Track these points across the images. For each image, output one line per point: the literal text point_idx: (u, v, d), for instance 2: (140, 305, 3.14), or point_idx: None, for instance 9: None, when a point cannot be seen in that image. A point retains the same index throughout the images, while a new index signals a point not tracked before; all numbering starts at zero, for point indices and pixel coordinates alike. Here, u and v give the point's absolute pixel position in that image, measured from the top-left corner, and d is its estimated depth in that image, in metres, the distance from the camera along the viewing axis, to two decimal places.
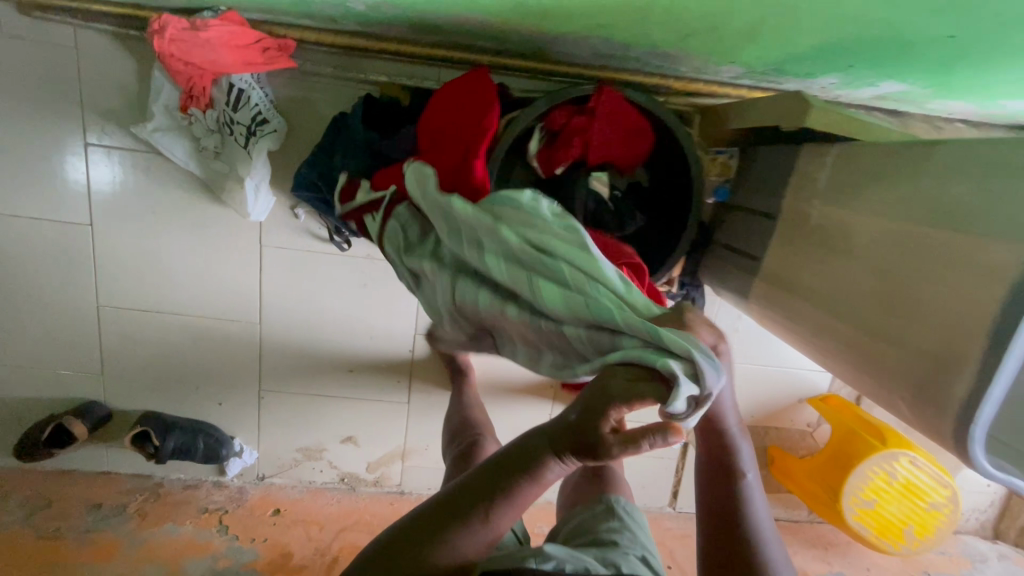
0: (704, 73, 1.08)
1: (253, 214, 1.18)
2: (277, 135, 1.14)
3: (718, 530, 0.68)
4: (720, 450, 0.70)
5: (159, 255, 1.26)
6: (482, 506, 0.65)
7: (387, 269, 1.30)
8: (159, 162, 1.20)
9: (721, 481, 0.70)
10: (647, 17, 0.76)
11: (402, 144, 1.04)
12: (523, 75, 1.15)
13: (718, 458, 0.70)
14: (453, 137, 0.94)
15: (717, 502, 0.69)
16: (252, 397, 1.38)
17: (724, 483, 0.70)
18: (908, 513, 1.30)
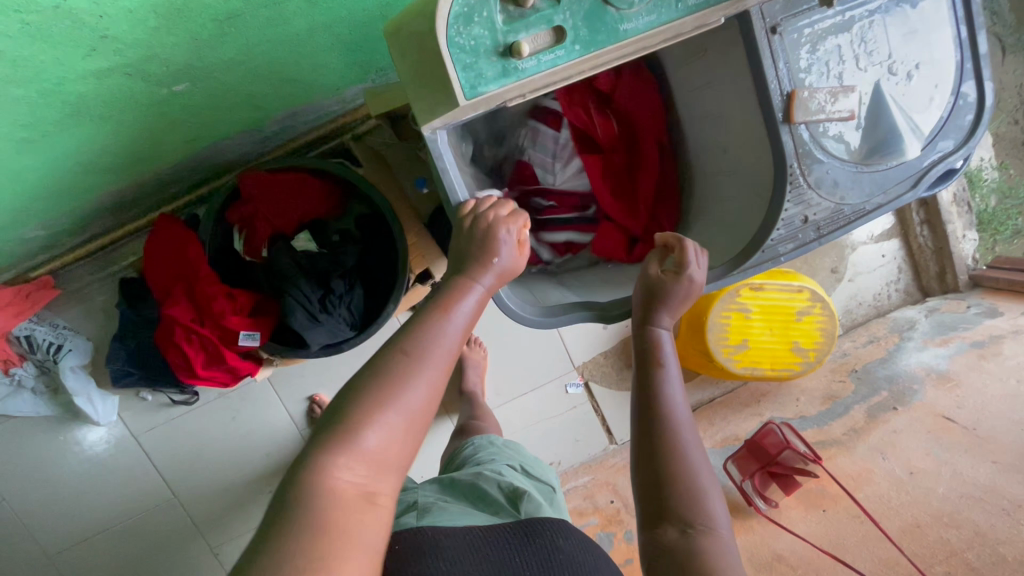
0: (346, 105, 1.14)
1: (102, 418, 1.35)
2: (79, 348, 1.30)
3: (649, 430, 0.66)
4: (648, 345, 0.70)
5: (68, 490, 1.42)
6: (365, 388, 0.51)
7: (241, 395, 1.42)
8: (17, 422, 1.37)
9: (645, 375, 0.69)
10: (199, 122, 0.88)
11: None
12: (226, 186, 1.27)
13: (648, 357, 0.70)
14: (168, 281, 1.09)
15: (649, 396, 0.68)
16: (210, 557, 1.51)
17: (649, 380, 0.69)
18: (785, 332, 1.30)
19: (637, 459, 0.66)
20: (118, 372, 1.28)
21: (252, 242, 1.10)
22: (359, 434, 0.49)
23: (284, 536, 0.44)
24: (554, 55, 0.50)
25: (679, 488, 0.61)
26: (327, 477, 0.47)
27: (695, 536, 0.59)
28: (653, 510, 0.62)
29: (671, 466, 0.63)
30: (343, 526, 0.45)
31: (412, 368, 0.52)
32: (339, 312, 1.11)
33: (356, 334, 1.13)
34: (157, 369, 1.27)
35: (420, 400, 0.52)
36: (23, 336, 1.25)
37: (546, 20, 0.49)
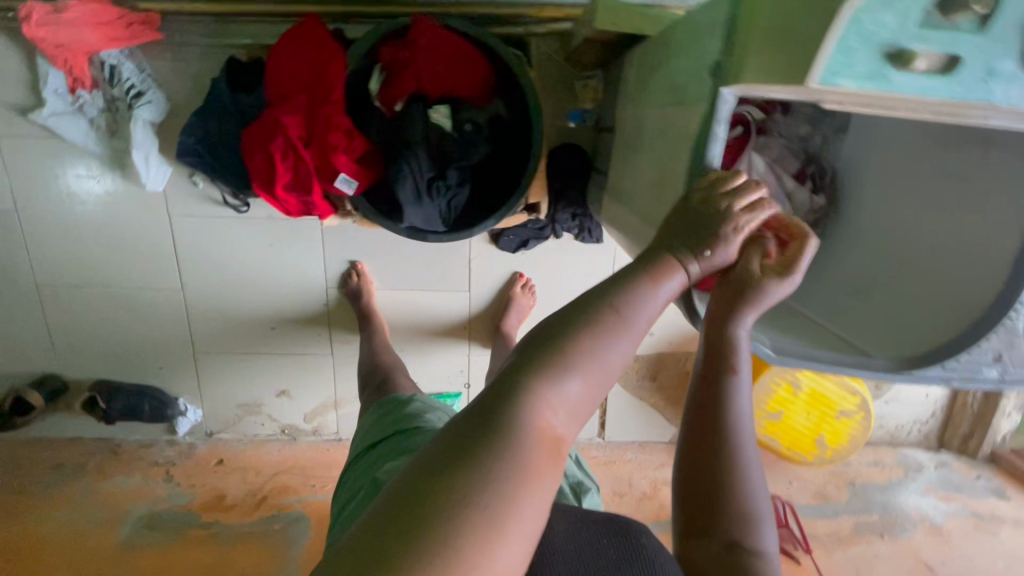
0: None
1: (149, 184, 1.26)
2: (157, 104, 1.20)
3: (710, 448, 0.63)
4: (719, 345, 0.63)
5: (83, 233, 1.35)
6: (563, 343, 0.48)
7: (289, 227, 1.36)
8: (62, 145, 1.28)
9: (711, 380, 0.64)
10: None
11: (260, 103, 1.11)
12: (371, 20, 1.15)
13: (721, 365, 0.63)
14: (290, 86, 1.00)
15: (714, 414, 0.63)
16: (190, 360, 1.49)
17: (717, 391, 0.63)
18: (817, 422, 1.30)
19: (683, 467, 0.65)
20: (187, 148, 1.20)
21: (390, 89, 1.01)
22: (556, 382, 0.47)
23: (494, 481, 0.41)
24: (930, 84, 0.48)
25: (731, 507, 0.62)
26: (533, 418, 0.45)
27: (739, 556, 0.60)
28: (699, 519, 0.63)
29: (728, 485, 0.62)
30: (532, 476, 0.43)
31: (613, 330, 0.50)
32: (440, 202, 1.05)
33: (447, 232, 1.08)
34: (230, 165, 1.19)
35: (618, 359, 0.50)
36: (109, 66, 1.15)
37: (952, 48, 0.46)
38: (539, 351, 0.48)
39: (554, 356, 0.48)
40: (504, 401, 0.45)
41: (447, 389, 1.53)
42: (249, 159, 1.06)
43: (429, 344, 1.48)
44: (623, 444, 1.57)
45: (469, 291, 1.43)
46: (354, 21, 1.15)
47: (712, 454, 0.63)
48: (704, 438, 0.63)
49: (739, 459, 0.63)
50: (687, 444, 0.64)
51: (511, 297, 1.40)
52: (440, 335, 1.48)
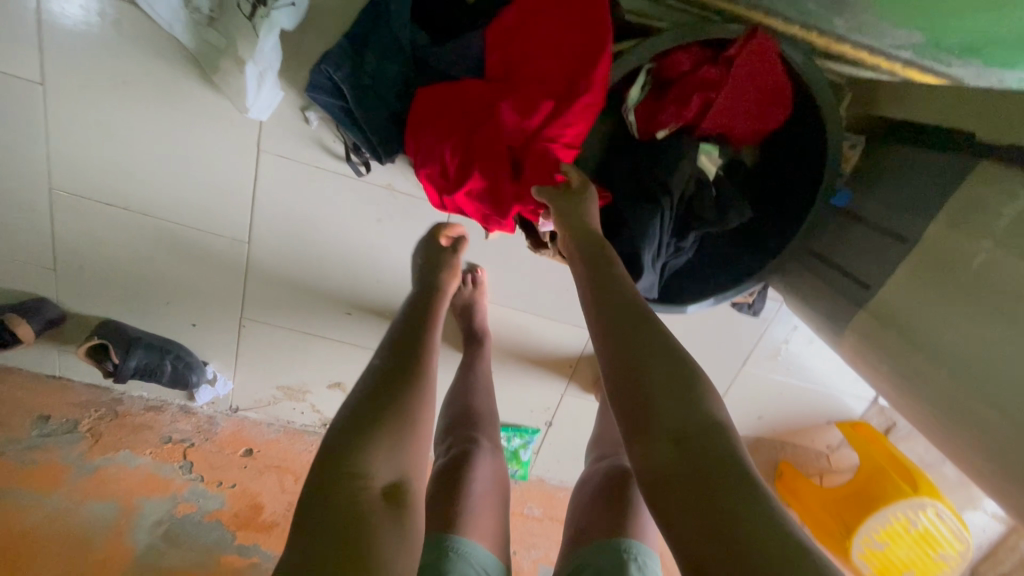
0: (864, 34, 0.83)
1: (252, 110, 0.92)
2: (296, 9, 0.86)
3: (640, 359, 0.55)
4: (612, 272, 0.65)
5: (133, 141, 1.01)
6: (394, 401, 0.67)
7: (409, 206, 1.07)
8: (132, 17, 0.91)
9: (606, 304, 0.61)
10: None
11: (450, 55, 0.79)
12: None
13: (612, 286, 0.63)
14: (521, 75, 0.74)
15: (630, 326, 0.58)
16: (232, 323, 1.19)
17: (613, 302, 0.61)
18: (915, 559, 1.23)
19: (615, 379, 0.56)
20: (323, 79, 0.87)
21: (665, 108, 0.74)
22: (402, 433, 0.65)
23: (352, 536, 0.55)
24: None
25: (693, 421, 0.51)
26: (360, 475, 0.60)
27: (721, 468, 0.48)
28: (656, 442, 0.51)
29: (680, 389, 0.54)
30: (362, 521, 0.56)
31: (416, 381, 0.72)
32: (660, 264, 0.82)
33: (654, 301, 0.84)
34: (376, 120, 0.87)
35: (426, 405, 0.71)
36: None
37: None
38: (367, 416, 0.65)
39: (383, 419, 0.65)
40: (345, 463, 0.60)
41: (524, 423, 1.33)
42: (430, 142, 0.77)
43: (525, 374, 1.27)
44: None
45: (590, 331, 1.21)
46: None
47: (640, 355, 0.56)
48: (624, 350, 0.57)
49: (677, 363, 0.56)
50: (611, 361, 0.57)
51: None
52: (540, 367, 1.26)
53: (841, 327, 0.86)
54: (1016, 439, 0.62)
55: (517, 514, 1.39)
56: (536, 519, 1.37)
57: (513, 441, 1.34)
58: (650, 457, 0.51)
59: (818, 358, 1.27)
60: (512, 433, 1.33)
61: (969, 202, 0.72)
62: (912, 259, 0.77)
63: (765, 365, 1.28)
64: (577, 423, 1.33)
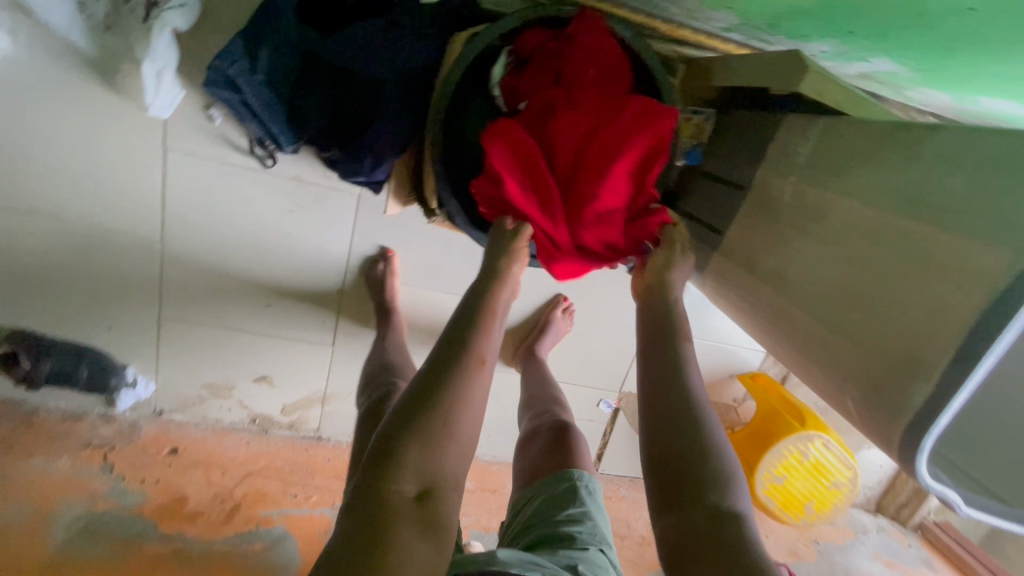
0: (696, 19, 0.97)
1: (152, 107, 0.97)
2: (190, 11, 0.91)
3: (687, 435, 0.68)
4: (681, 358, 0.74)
5: (36, 146, 1.04)
6: (440, 393, 0.66)
7: (318, 196, 1.14)
8: (29, 24, 0.96)
9: (667, 383, 0.72)
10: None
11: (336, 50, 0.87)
12: None
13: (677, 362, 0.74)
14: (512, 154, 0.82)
15: (678, 418, 0.69)
16: (149, 323, 1.21)
17: (672, 386, 0.72)
18: (812, 490, 1.36)
19: (651, 452, 0.69)
20: (222, 77, 0.93)
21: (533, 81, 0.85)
22: (440, 446, 0.64)
23: (380, 548, 0.59)
24: None
25: (711, 481, 0.65)
26: (388, 487, 0.62)
27: (725, 517, 0.63)
28: (673, 493, 0.66)
29: (704, 457, 0.67)
30: (385, 530, 0.60)
31: (470, 369, 0.68)
32: None
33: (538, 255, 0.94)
34: (273, 111, 0.95)
35: (476, 394, 0.68)
36: None
37: None
38: (411, 412, 0.65)
39: (424, 420, 0.65)
40: (387, 475, 0.62)
41: None
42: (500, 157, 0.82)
43: None
44: (615, 478, 1.56)
45: None
46: None
47: (676, 433, 0.69)
48: (661, 414, 0.70)
49: (701, 424, 0.69)
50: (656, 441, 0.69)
51: (549, 319, 1.28)
52: None
53: (703, 269, 0.99)
54: None
55: None
56: (471, 494, 1.43)
57: None
58: (673, 512, 0.65)
59: (712, 315, 1.41)
60: None
61: (779, 149, 0.86)
62: (746, 202, 0.91)
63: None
64: (502, 396, 1.40)
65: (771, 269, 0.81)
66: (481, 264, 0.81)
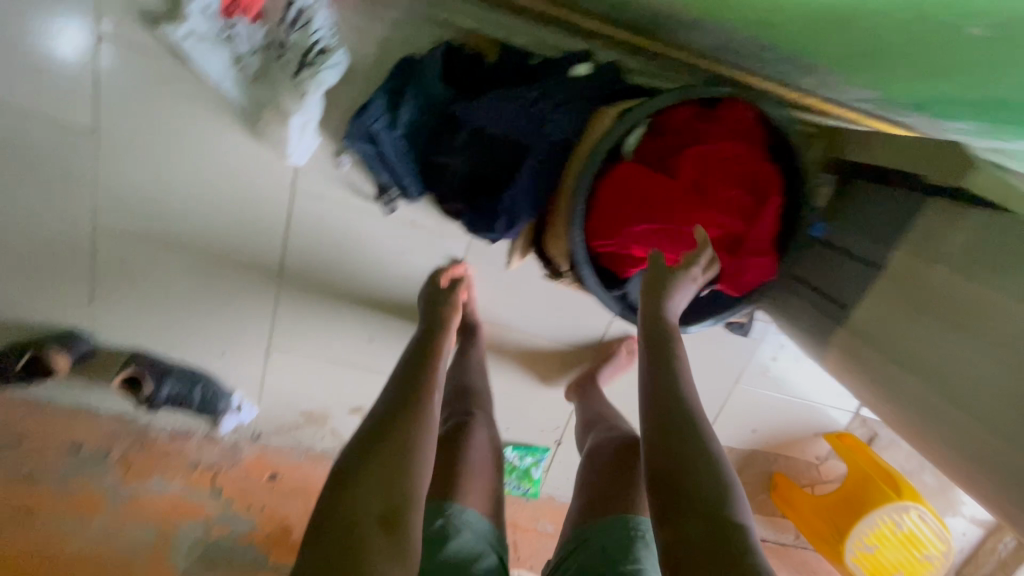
0: (830, 90, 0.95)
1: (292, 155, 1.02)
2: (338, 69, 0.95)
3: (672, 439, 0.65)
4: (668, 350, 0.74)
5: (175, 184, 1.10)
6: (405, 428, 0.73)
7: (430, 241, 1.17)
8: (184, 74, 1.01)
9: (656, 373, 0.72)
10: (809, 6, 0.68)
11: (484, 112, 0.88)
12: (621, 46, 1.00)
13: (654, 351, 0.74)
14: (650, 207, 0.80)
15: (666, 413, 0.68)
16: (258, 352, 1.26)
17: (661, 380, 0.71)
18: (903, 561, 1.32)
19: (654, 452, 0.66)
20: (363, 131, 0.98)
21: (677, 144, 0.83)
22: (406, 470, 0.69)
23: (343, 558, 0.60)
24: None
25: (708, 485, 0.61)
26: (358, 497, 0.65)
27: (729, 524, 0.58)
28: (675, 499, 0.61)
29: (675, 469, 0.63)
30: (354, 539, 0.62)
31: (414, 415, 0.76)
32: (658, 282, 0.96)
33: None
34: (407, 166, 0.98)
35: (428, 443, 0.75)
36: (305, 12, 0.91)
37: None
38: (373, 442, 0.71)
39: (384, 447, 0.71)
40: (346, 489, 0.66)
41: (535, 442, 1.40)
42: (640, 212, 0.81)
43: (535, 395, 1.35)
44: None
45: (595, 353, 1.30)
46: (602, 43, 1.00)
47: (676, 421, 0.67)
48: (663, 406, 0.68)
49: (690, 413, 0.67)
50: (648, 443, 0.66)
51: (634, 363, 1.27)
52: (550, 389, 1.34)
53: (824, 342, 0.97)
54: None
55: (530, 531, 1.45)
56: (548, 535, 1.43)
57: (525, 460, 1.41)
58: (675, 529, 0.59)
59: (804, 372, 1.39)
60: (524, 453, 1.40)
61: (924, 233, 0.84)
62: (878, 281, 0.89)
63: (757, 379, 1.39)
64: None
65: (916, 358, 0.79)
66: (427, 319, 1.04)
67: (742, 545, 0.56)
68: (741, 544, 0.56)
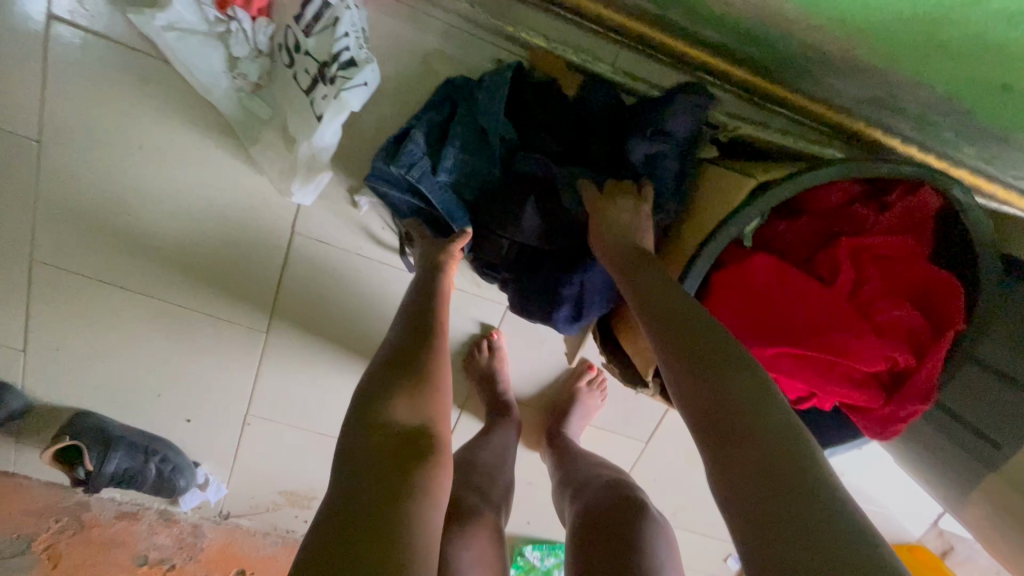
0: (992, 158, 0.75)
1: (297, 194, 0.79)
2: (369, 89, 0.71)
3: (703, 354, 0.47)
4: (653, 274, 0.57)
5: (140, 213, 0.86)
6: (423, 354, 0.63)
7: (459, 304, 0.94)
8: (162, 75, 0.78)
9: (653, 286, 0.55)
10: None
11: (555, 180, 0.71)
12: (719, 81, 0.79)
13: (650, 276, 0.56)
14: (792, 325, 0.59)
15: (689, 333, 0.49)
16: (234, 419, 1.02)
17: (677, 301, 0.53)
18: None
19: (674, 379, 0.48)
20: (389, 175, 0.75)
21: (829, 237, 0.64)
22: (434, 390, 0.59)
23: (370, 465, 0.50)
24: None
25: (808, 488, 0.39)
26: (383, 416, 0.55)
27: (789, 452, 0.40)
28: (719, 424, 0.43)
29: (713, 375, 0.45)
30: (385, 460, 0.52)
31: (435, 342, 0.65)
32: None
33: None
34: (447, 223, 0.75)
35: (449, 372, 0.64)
36: (330, 13, 0.67)
37: None
38: (390, 371, 0.60)
39: (409, 368, 0.61)
40: (370, 408, 0.56)
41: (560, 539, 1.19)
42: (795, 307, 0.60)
43: None
44: None
45: (645, 444, 1.08)
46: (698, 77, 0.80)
47: (695, 341, 0.48)
48: (682, 339, 0.49)
49: (720, 329, 0.49)
50: (672, 362, 0.48)
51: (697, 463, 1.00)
52: None
53: (965, 488, 0.76)
54: None
55: None
56: None
57: (547, 560, 1.19)
58: (721, 458, 0.42)
59: (884, 478, 1.18)
60: (545, 551, 1.18)
61: None
62: None
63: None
64: None
65: None
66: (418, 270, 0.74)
67: (818, 484, 0.39)
68: (817, 481, 0.39)
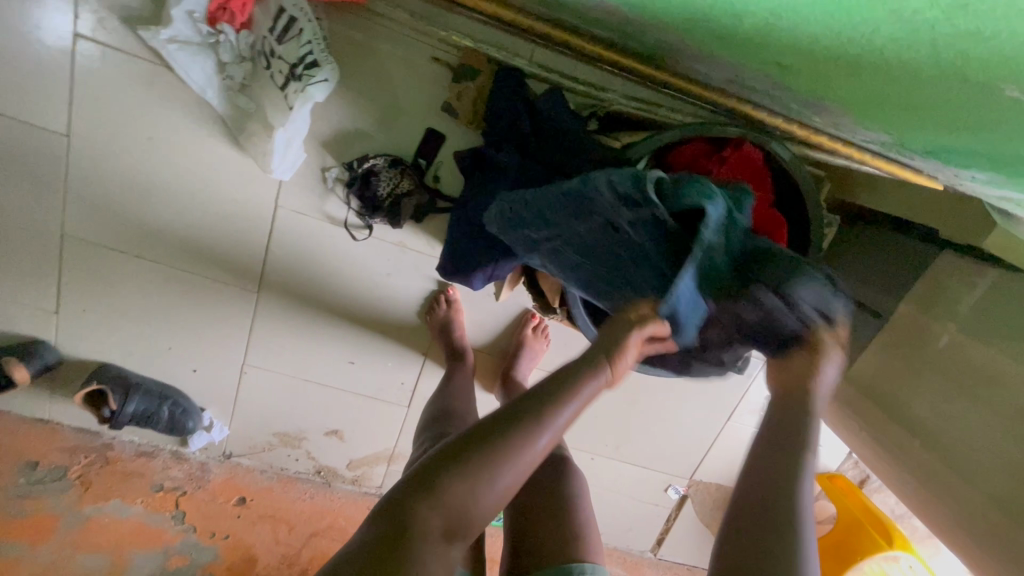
0: (838, 128, 0.90)
1: (276, 170, 0.98)
2: (329, 84, 0.90)
3: (768, 509, 0.59)
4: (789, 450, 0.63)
5: (149, 193, 1.05)
6: (522, 433, 0.65)
7: (417, 263, 1.12)
8: (166, 79, 0.97)
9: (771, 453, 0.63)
10: (828, 65, 0.61)
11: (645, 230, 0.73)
12: (609, 69, 0.96)
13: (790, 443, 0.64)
14: None
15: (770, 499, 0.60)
16: (233, 370, 1.20)
17: (778, 470, 0.61)
18: None
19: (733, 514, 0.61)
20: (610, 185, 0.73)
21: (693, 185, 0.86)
22: (490, 478, 0.64)
23: (404, 523, 0.62)
24: None
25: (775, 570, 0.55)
26: (448, 485, 0.63)
27: None
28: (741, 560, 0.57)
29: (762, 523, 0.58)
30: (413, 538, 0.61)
31: (527, 437, 0.65)
32: None
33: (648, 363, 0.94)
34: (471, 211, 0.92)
35: (530, 456, 0.66)
36: (295, 25, 0.85)
37: None
38: (478, 444, 0.65)
39: (491, 454, 0.64)
40: (427, 494, 0.63)
41: None
42: None
43: None
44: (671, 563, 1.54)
45: None
46: (596, 67, 0.97)
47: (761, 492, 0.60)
48: (753, 505, 0.60)
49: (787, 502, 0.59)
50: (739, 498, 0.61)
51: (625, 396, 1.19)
52: None
53: None
54: (967, 497, 0.68)
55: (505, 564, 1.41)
56: None
57: None
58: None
59: None
60: None
61: (933, 288, 0.82)
62: (887, 334, 0.85)
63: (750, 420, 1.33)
64: None
65: (921, 422, 0.76)
66: (558, 376, 0.70)
67: None
68: None
